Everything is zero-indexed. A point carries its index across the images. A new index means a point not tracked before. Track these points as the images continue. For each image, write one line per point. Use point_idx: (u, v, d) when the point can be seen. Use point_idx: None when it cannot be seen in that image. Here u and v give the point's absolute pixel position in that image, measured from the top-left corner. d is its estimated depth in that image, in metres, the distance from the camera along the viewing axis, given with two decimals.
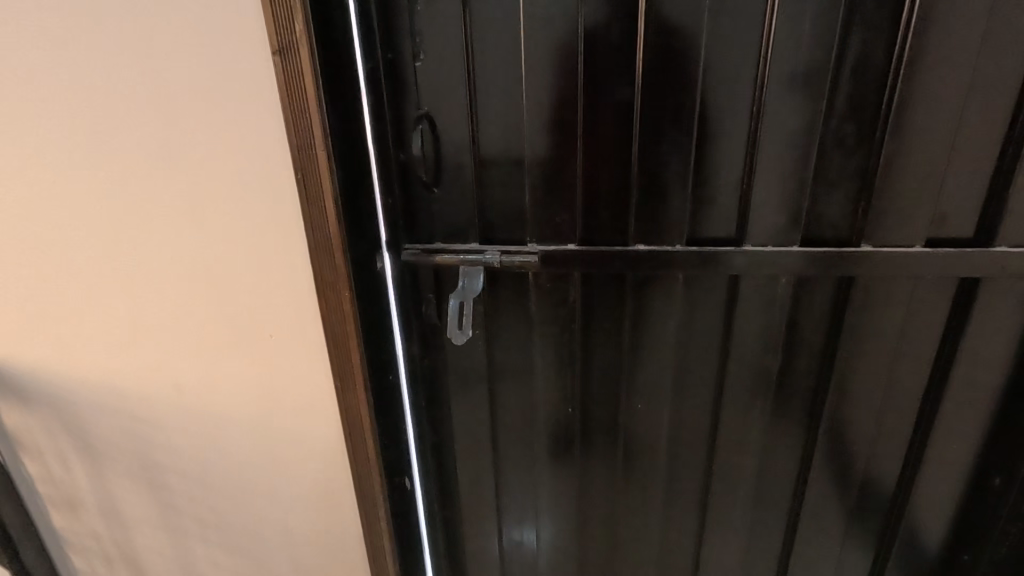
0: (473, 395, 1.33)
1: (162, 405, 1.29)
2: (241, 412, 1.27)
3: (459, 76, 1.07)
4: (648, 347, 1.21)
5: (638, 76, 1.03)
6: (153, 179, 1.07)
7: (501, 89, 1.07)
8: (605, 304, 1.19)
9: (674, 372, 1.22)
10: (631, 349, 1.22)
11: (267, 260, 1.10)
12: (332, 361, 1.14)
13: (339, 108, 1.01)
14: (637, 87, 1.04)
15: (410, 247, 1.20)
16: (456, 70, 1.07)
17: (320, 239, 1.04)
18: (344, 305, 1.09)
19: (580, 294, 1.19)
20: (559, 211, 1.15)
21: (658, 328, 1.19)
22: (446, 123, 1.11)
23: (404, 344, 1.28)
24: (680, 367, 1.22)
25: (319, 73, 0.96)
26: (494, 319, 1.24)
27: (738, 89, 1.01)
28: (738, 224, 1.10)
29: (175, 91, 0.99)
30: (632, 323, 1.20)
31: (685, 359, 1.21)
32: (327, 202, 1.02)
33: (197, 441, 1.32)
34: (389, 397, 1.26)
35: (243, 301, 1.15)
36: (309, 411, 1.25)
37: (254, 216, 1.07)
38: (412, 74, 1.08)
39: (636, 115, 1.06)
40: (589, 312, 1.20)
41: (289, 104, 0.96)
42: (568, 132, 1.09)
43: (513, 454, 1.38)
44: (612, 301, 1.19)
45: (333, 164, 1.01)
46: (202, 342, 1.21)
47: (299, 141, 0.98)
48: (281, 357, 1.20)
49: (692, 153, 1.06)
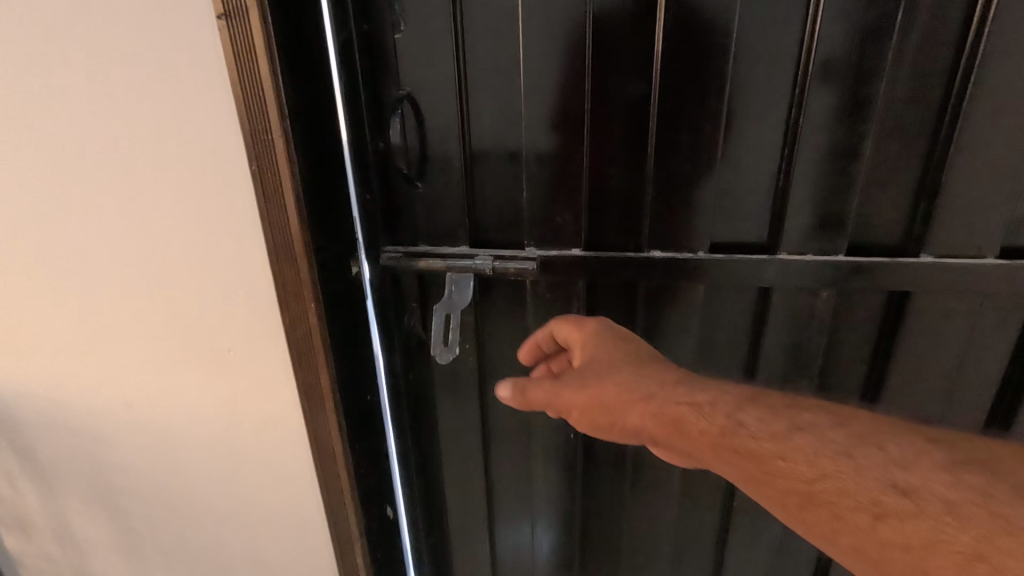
0: (463, 416, 1.18)
1: (114, 423, 1.15)
2: (202, 431, 1.13)
3: (447, 53, 0.91)
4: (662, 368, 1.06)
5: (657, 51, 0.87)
6: (86, 172, 0.90)
7: (495, 66, 0.91)
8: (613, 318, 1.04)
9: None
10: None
11: (222, 265, 0.95)
12: (298, 381, 1.00)
13: (304, 88, 0.86)
14: (656, 65, 0.88)
15: (392, 249, 1.05)
16: (443, 45, 0.91)
17: (280, 241, 0.89)
18: (309, 318, 0.94)
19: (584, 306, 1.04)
20: (562, 210, 0.99)
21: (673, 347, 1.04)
22: (432, 107, 0.96)
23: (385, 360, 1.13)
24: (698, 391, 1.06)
25: (275, 45, 0.80)
26: (487, 332, 1.09)
27: (776, 69, 0.85)
28: (771, 229, 0.94)
29: (104, 68, 0.83)
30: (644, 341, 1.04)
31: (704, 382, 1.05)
32: (286, 200, 0.86)
33: (155, 461, 1.19)
34: (367, 418, 1.11)
35: (198, 312, 1.00)
36: (275, 435, 1.10)
37: (205, 217, 0.91)
38: (392, 49, 0.93)
39: (654, 99, 0.90)
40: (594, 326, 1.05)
41: (238, 81, 0.80)
42: (574, 119, 0.93)
43: (508, 479, 1.24)
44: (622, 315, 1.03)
45: (293, 154, 0.85)
46: (156, 355, 1.07)
47: (252, 128, 0.82)
48: (243, 375, 1.05)
49: (719, 145, 0.90)
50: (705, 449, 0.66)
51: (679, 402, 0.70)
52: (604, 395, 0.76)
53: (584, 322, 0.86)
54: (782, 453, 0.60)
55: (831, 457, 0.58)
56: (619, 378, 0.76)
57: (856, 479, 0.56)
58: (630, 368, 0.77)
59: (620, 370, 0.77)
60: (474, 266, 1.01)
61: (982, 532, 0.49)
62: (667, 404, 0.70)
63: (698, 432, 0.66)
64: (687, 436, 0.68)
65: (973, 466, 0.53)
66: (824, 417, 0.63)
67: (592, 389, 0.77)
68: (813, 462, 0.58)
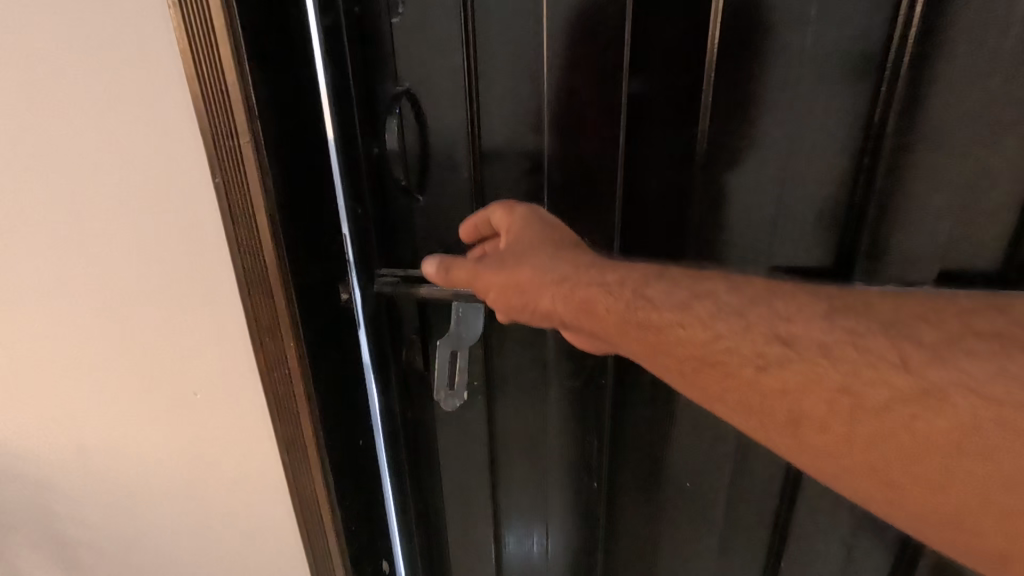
0: (469, 459, 1.03)
1: (65, 470, 0.99)
2: (168, 480, 0.98)
3: (457, 41, 0.76)
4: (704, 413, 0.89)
5: (712, 43, 0.71)
6: (14, 181, 0.74)
7: (513, 57, 0.76)
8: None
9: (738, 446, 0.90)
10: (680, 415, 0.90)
11: (185, 295, 0.79)
12: (279, 428, 0.84)
13: (280, 83, 0.69)
14: (710, 60, 0.72)
15: (389, 272, 0.90)
16: (450, 31, 0.75)
17: (253, 270, 0.73)
18: (289, 359, 0.79)
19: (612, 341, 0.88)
20: (590, 227, 0.84)
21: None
22: (438, 106, 0.80)
23: (379, 398, 0.97)
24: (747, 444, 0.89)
25: (240, 30, 0.62)
26: (499, 366, 0.94)
27: (857, 67, 0.69)
28: (843, 253, 0.78)
29: (28, 54, 0.66)
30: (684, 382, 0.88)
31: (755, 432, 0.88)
32: (258, 220, 0.70)
33: (116, 511, 1.03)
34: (362, 465, 0.96)
35: (158, 348, 0.84)
36: (253, 486, 0.95)
37: (160, 238, 0.75)
38: (389, 36, 0.77)
39: (706, 99, 0.74)
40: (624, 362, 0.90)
41: (197, 74, 0.64)
42: (608, 122, 0.78)
43: (520, 529, 1.08)
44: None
45: (267, 166, 0.68)
46: (110, 397, 0.90)
47: (215, 131, 0.66)
48: (213, 420, 0.89)
49: (779, 156, 0.75)
50: (612, 332, 0.60)
51: (593, 282, 0.63)
52: (519, 278, 0.69)
53: (514, 208, 0.75)
54: (676, 319, 0.56)
55: (720, 316, 0.54)
56: (535, 260, 0.68)
57: (745, 336, 0.52)
58: (546, 252, 0.69)
59: (538, 252, 0.69)
60: None
61: (853, 367, 0.47)
62: (580, 286, 0.64)
63: (604, 311, 0.61)
64: (595, 317, 0.62)
65: (863, 311, 0.49)
66: (718, 280, 0.58)
67: (508, 271, 0.70)
68: (704, 325, 0.54)
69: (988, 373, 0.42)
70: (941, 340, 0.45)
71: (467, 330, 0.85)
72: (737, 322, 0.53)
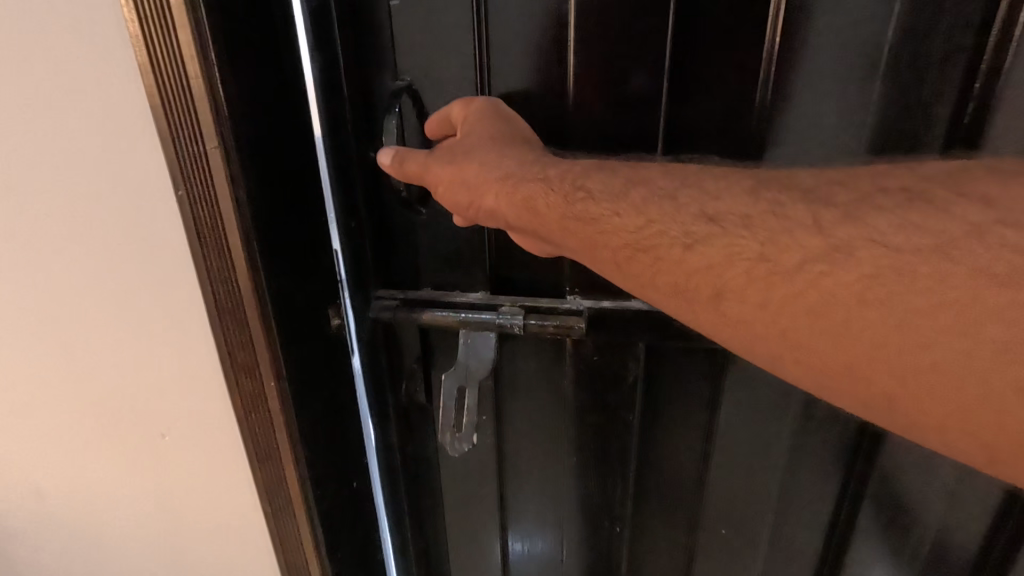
0: (476, 500, 0.90)
1: (18, 513, 0.88)
2: (132, 526, 0.86)
3: (463, 21, 0.63)
4: (747, 454, 0.77)
5: (777, 17, 0.58)
6: None
7: (535, 47, 0.63)
8: (684, 388, 0.75)
9: (781, 494, 0.79)
10: (720, 455, 0.78)
11: (148, 322, 0.67)
12: (262, 477, 0.73)
13: (255, 74, 0.56)
14: (773, 38, 0.58)
15: (386, 293, 0.77)
16: (460, 16, 0.63)
17: (227, 296, 0.62)
18: (270, 400, 0.67)
19: (642, 374, 0.75)
20: None
21: (765, 428, 0.75)
22: (441, 100, 0.68)
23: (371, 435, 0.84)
24: (795, 485, 0.78)
25: (202, 8, 0.50)
26: (509, 400, 0.80)
27: (916, 37, 0.56)
28: None
29: None
30: (725, 419, 0.75)
31: (805, 474, 0.77)
32: (229, 240, 0.58)
33: (76, 557, 0.91)
34: (356, 514, 0.84)
35: (119, 382, 0.73)
36: (230, 535, 0.84)
37: (117, 258, 0.64)
38: (389, 22, 0.65)
39: (765, 91, 0.60)
40: (655, 396, 0.76)
41: (154, 65, 0.52)
42: (644, 118, 0.64)
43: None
44: (695, 384, 0.74)
45: (239, 176, 0.56)
46: (64, 436, 0.79)
47: (176, 133, 0.54)
48: (183, 463, 0.77)
49: (829, 151, 0.62)
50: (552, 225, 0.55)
51: (535, 177, 0.56)
52: (461, 175, 0.60)
53: (467, 106, 0.63)
54: (611, 203, 0.52)
55: (652, 197, 0.51)
56: (481, 153, 0.59)
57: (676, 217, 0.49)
58: (490, 144, 0.60)
59: (483, 147, 0.60)
60: (495, 321, 0.72)
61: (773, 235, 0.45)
62: (524, 182, 0.56)
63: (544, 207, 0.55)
64: (537, 216, 0.56)
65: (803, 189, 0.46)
66: (650, 167, 0.55)
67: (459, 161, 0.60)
68: (635, 206, 0.51)
69: (891, 226, 0.41)
70: (853, 202, 0.44)
71: (478, 363, 0.73)
72: (665, 199, 0.50)
